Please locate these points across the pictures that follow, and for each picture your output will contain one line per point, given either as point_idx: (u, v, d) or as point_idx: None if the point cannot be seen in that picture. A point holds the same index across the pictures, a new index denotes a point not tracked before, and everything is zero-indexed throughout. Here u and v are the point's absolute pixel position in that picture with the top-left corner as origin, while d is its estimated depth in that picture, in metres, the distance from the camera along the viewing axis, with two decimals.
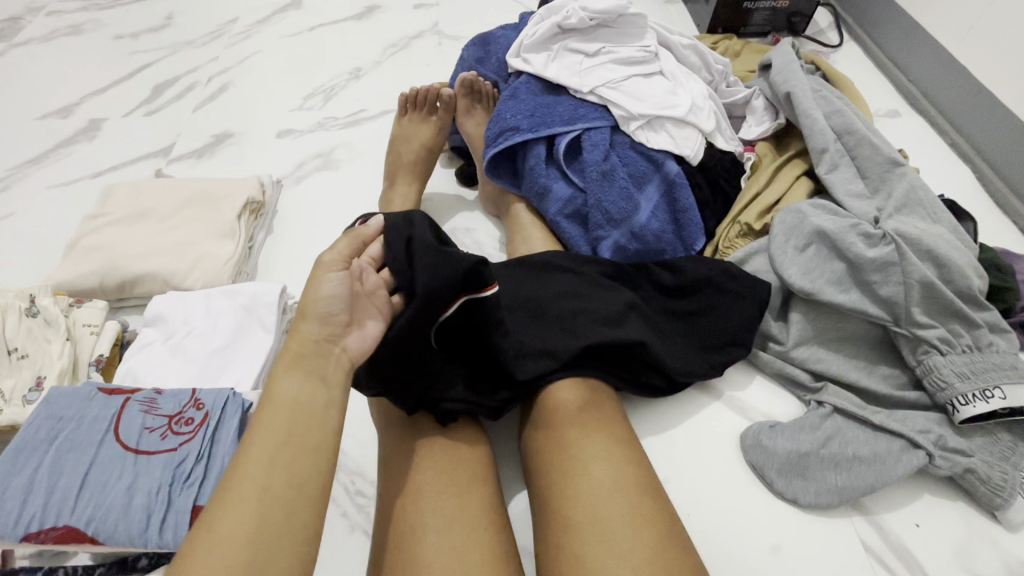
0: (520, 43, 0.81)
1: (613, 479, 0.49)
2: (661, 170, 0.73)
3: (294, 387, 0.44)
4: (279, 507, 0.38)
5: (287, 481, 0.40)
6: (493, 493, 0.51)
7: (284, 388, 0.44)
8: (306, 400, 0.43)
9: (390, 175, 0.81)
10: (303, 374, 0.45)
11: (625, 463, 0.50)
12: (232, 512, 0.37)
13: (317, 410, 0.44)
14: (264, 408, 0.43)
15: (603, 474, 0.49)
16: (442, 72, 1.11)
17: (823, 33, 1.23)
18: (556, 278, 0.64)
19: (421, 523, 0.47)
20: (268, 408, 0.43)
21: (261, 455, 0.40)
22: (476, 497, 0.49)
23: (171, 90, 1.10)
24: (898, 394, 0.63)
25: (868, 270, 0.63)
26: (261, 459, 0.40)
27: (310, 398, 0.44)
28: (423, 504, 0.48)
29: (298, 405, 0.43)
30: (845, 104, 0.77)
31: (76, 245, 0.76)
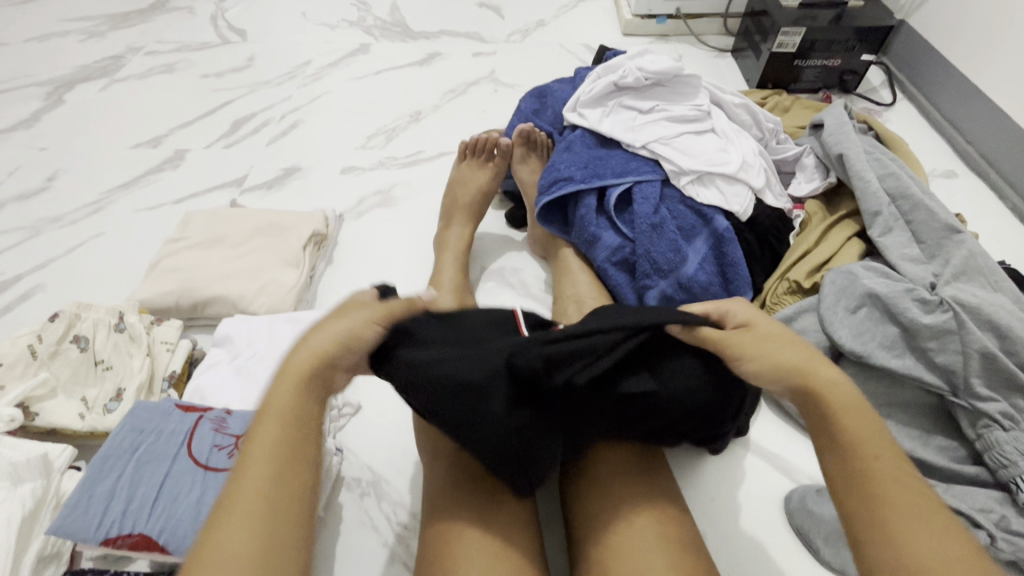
0: (577, 99, 0.86)
1: (875, 444, 0.43)
2: (710, 224, 0.75)
3: (285, 395, 0.44)
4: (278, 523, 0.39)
5: (274, 498, 0.39)
6: (533, 537, 0.52)
7: (275, 397, 0.44)
8: (296, 410, 0.43)
9: (446, 216, 0.86)
10: (290, 390, 0.44)
11: (667, 522, 0.50)
12: (228, 521, 0.38)
13: (306, 421, 0.44)
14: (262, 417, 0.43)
15: (865, 433, 0.43)
16: (497, 118, 1.18)
17: (875, 91, 1.24)
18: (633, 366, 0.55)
19: (463, 559, 0.48)
20: (262, 421, 0.43)
21: (255, 470, 0.40)
22: (518, 541, 0.50)
23: (247, 126, 1.19)
24: (955, 468, 0.60)
25: (924, 336, 0.62)
26: (259, 463, 0.40)
27: (297, 409, 0.43)
28: (467, 538, 0.49)
29: (286, 415, 0.43)
30: (900, 166, 0.77)
31: (158, 266, 0.83)
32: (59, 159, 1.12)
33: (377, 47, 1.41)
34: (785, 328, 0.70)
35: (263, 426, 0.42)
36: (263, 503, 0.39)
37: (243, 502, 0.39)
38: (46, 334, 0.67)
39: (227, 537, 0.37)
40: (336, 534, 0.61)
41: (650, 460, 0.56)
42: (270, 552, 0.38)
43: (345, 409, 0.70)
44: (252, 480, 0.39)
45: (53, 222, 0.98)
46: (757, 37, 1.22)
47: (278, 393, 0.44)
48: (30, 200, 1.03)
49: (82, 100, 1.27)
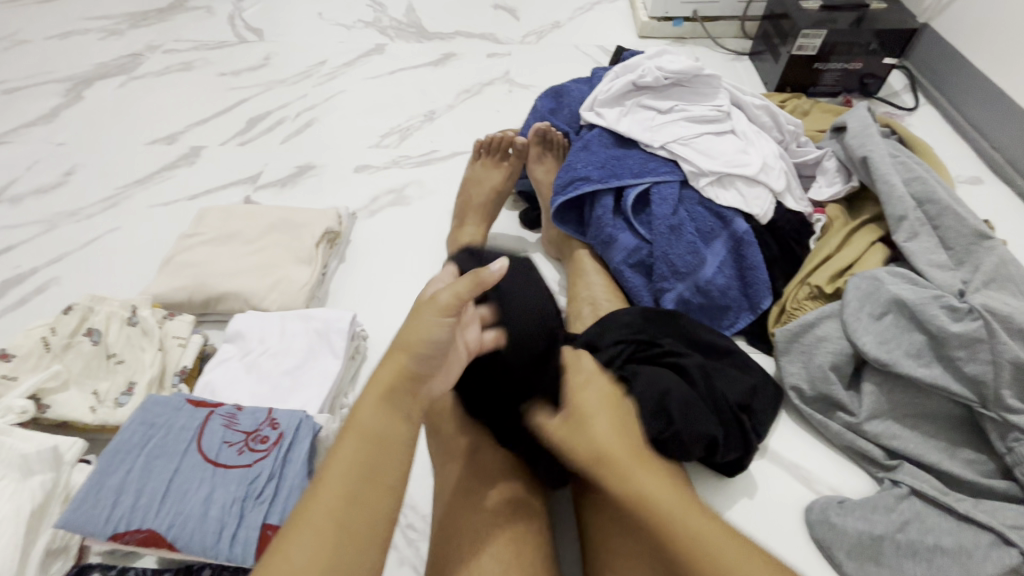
0: (594, 98, 0.85)
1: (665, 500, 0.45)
2: (729, 227, 0.73)
3: (374, 417, 0.43)
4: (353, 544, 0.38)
5: (357, 520, 0.39)
6: (545, 542, 0.51)
7: (363, 417, 0.43)
8: (382, 427, 0.43)
9: (460, 215, 0.85)
10: (387, 408, 0.43)
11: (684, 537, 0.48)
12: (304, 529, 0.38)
13: (393, 442, 0.43)
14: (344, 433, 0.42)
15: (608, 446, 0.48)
16: (512, 118, 1.17)
17: (897, 95, 1.21)
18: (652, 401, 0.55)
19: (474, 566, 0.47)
20: (346, 436, 0.42)
21: (335, 481, 0.40)
22: (529, 545, 0.49)
23: (262, 124, 1.20)
24: (985, 482, 0.58)
25: (952, 345, 0.60)
26: (341, 473, 0.40)
27: (389, 427, 0.43)
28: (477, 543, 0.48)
29: (368, 429, 0.42)
30: (926, 169, 0.75)
31: (171, 261, 0.83)
32: (77, 154, 1.13)
33: (392, 47, 1.41)
34: (806, 334, 0.68)
35: (342, 441, 0.42)
36: (341, 520, 0.38)
37: (324, 513, 0.38)
38: (60, 326, 0.67)
39: (296, 549, 0.37)
40: None
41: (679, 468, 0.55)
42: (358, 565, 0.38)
43: None
44: (339, 494, 0.39)
45: (69, 217, 0.98)
46: (776, 40, 1.20)
47: (365, 402, 0.44)
48: (47, 194, 1.04)
49: (101, 97, 1.28)
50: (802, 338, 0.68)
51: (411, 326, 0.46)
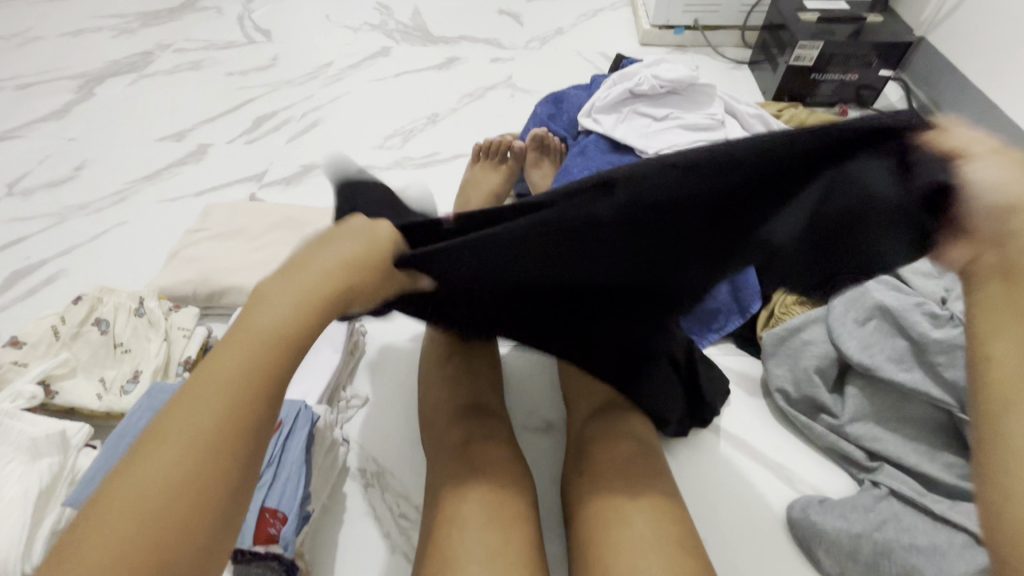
0: (592, 105, 0.87)
1: None
2: None
3: (250, 346, 0.36)
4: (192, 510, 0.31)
5: (205, 459, 0.32)
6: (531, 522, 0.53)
7: (265, 311, 0.37)
8: (279, 343, 0.37)
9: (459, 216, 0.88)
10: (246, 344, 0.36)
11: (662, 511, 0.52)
12: (195, 414, 0.33)
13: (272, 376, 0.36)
14: (206, 372, 0.35)
15: None
16: (513, 122, 1.19)
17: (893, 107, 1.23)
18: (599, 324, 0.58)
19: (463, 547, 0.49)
20: (204, 379, 0.35)
21: (206, 408, 0.33)
22: (518, 522, 0.52)
23: (269, 123, 1.22)
24: (962, 485, 0.60)
25: (934, 351, 0.62)
26: (196, 409, 0.33)
27: (270, 357, 0.36)
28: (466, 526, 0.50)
29: (271, 333, 0.36)
30: None
31: (177, 255, 0.86)
32: (87, 149, 1.15)
33: (398, 50, 1.44)
34: (792, 337, 0.71)
35: (215, 361, 0.35)
36: (222, 431, 0.33)
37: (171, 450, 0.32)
38: (69, 315, 0.69)
39: (158, 460, 0.32)
40: (339, 524, 0.62)
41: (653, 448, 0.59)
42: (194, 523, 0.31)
43: (354, 401, 0.72)
44: (212, 418, 0.33)
45: (79, 210, 1.01)
46: (774, 50, 1.23)
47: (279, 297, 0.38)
48: (58, 187, 1.06)
49: (112, 94, 1.31)
50: (789, 342, 0.71)
51: (342, 234, 0.43)
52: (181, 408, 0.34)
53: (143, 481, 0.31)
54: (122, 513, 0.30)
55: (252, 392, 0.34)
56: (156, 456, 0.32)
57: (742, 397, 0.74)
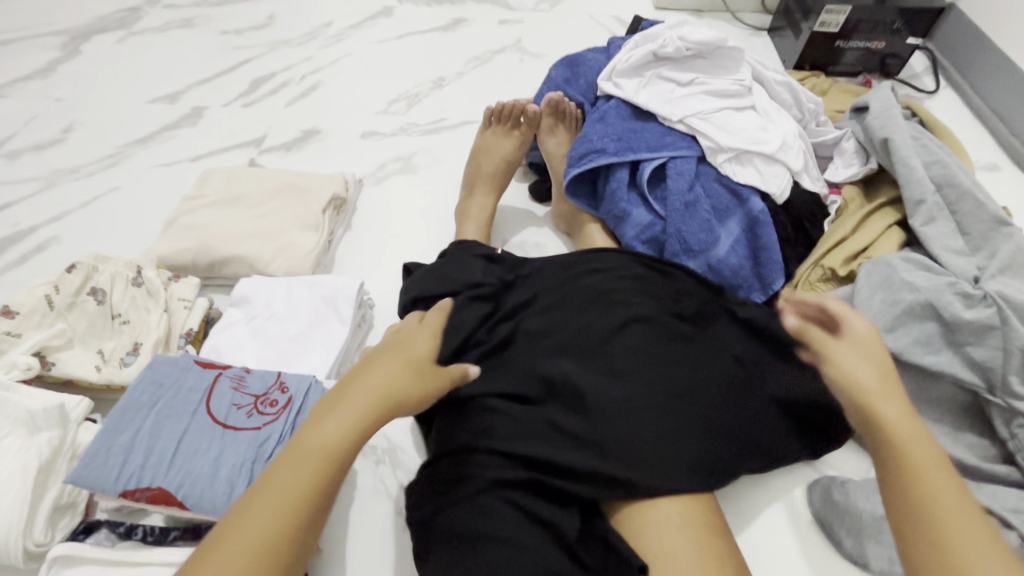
0: (612, 68, 0.83)
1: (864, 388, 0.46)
2: (745, 205, 0.73)
3: (338, 434, 0.44)
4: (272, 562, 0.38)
5: (296, 517, 0.40)
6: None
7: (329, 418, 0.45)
8: (336, 451, 0.43)
9: (469, 185, 0.84)
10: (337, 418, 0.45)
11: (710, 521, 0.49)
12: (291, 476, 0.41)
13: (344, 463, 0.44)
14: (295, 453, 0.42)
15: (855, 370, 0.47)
16: (523, 88, 1.14)
17: (918, 77, 1.18)
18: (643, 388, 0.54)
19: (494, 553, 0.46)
20: (295, 455, 0.42)
21: (293, 482, 0.41)
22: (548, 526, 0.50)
23: (267, 85, 1.16)
24: (987, 467, 0.59)
25: (964, 333, 0.60)
26: (285, 480, 0.41)
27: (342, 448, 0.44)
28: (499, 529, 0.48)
29: (354, 419, 0.45)
30: (948, 154, 0.73)
31: (175, 223, 0.82)
32: (76, 110, 1.10)
33: (400, 11, 1.36)
34: None
35: (321, 432, 0.44)
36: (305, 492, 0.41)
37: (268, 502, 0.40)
38: (64, 284, 0.65)
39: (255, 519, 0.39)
40: (350, 500, 0.61)
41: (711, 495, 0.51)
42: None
43: None
44: (301, 493, 0.41)
45: (69, 174, 0.96)
46: (798, 15, 1.16)
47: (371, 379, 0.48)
48: (47, 150, 1.01)
49: (99, 52, 1.24)
50: None
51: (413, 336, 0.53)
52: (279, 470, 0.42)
53: (238, 534, 0.38)
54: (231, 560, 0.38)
55: (313, 478, 0.42)
56: (250, 518, 0.39)
57: None
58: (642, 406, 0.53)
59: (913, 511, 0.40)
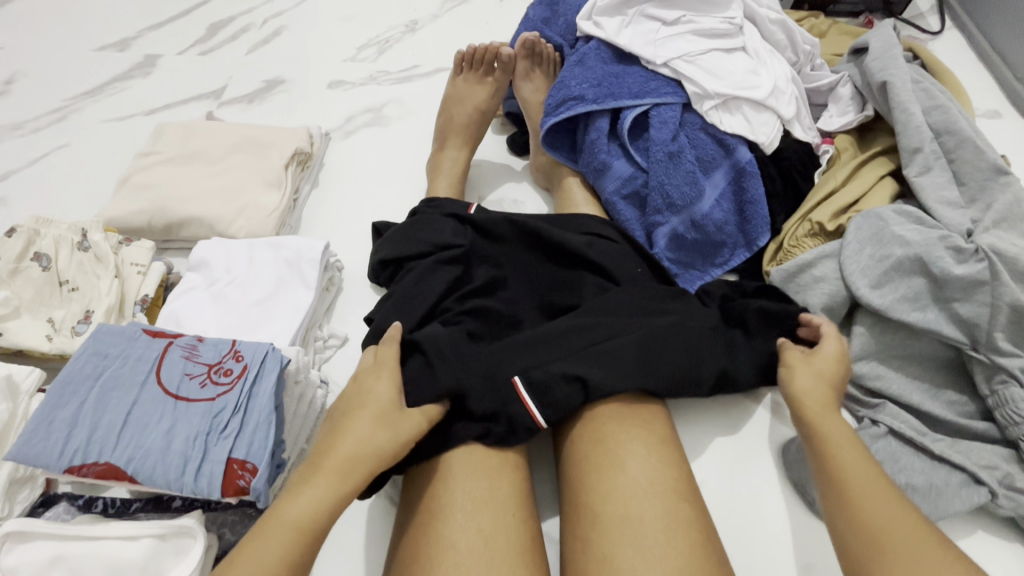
0: (593, 6, 0.76)
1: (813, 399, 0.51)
2: (732, 156, 0.68)
3: (306, 507, 0.41)
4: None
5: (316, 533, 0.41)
6: (523, 491, 0.49)
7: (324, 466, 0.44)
8: (319, 529, 0.41)
9: (440, 138, 0.79)
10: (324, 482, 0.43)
11: (680, 488, 0.47)
12: (273, 539, 0.39)
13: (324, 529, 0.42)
14: (275, 525, 0.40)
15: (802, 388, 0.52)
16: (502, 31, 1.06)
17: (922, 17, 1.11)
18: (591, 333, 0.55)
19: (452, 535, 0.44)
20: (271, 526, 0.40)
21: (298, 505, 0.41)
22: (511, 500, 0.47)
23: (225, 31, 1.07)
24: (964, 423, 0.58)
25: (953, 289, 0.58)
26: (279, 548, 0.39)
27: (323, 526, 0.41)
28: (452, 516, 0.45)
29: (337, 494, 0.42)
30: (949, 98, 0.69)
31: (128, 181, 0.77)
32: (17, 59, 1.01)
33: None
34: (802, 274, 0.65)
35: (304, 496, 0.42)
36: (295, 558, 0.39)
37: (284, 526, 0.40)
38: (5, 250, 0.62)
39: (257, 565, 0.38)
40: None
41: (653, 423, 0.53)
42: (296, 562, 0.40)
43: (331, 340, 0.67)
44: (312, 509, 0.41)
45: (12, 130, 0.90)
46: None
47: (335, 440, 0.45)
48: None
49: None
50: (798, 278, 0.65)
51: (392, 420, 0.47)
52: (277, 527, 0.40)
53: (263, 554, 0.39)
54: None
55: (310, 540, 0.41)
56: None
57: None
58: (588, 349, 0.53)
59: (837, 487, 0.45)
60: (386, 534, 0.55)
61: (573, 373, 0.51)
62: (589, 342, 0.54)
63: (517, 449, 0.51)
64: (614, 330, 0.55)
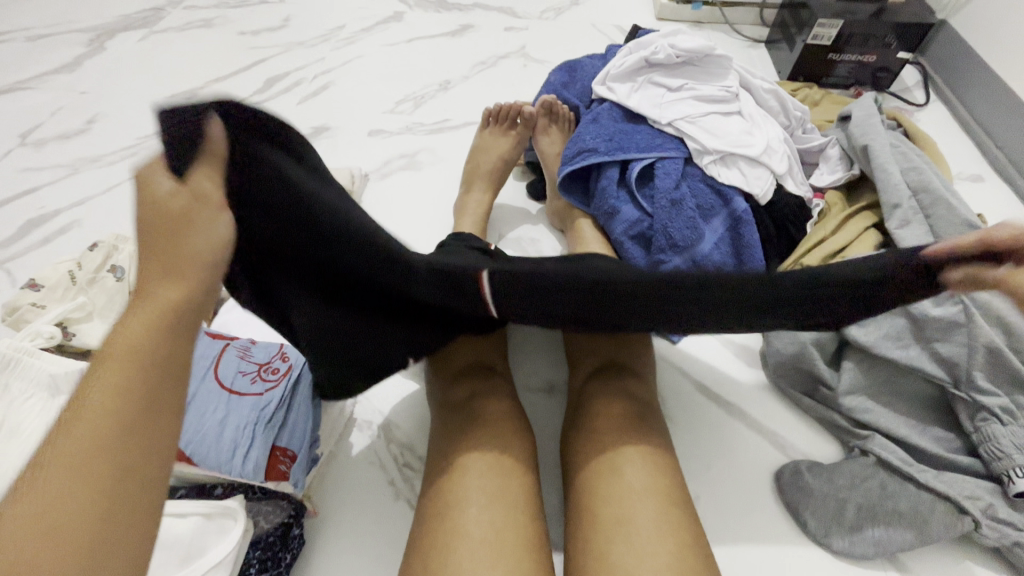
0: (607, 73, 0.87)
1: None
2: (729, 206, 0.76)
3: (142, 339, 0.35)
4: (135, 430, 0.33)
5: (145, 379, 0.34)
6: (531, 493, 0.53)
7: (137, 313, 0.36)
8: (155, 354, 0.35)
9: (468, 181, 0.89)
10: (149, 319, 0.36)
11: (671, 496, 0.51)
12: (101, 386, 0.33)
13: (161, 369, 0.35)
14: (104, 363, 0.34)
15: None
16: (526, 93, 1.18)
17: (909, 91, 1.22)
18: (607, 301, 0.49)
19: (467, 524, 0.48)
20: (104, 368, 0.34)
21: (137, 341, 0.35)
22: (519, 499, 0.52)
23: (280, 84, 1.21)
24: (950, 457, 0.62)
25: (932, 330, 0.64)
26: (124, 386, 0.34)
27: (162, 351, 0.36)
28: (467, 507, 0.50)
29: (154, 317, 0.36)
30: (925, 163, 0.77)
31: None
32: (98, 103, 1.15)
33: (410, 15, 1.39)
34: None
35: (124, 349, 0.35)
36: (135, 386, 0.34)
37: (108, 382, 0.33)
38: (86, 262, 0.71)
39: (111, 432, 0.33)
40: (347, 470, 0.64)
41: (652, 435, 0.57)
42: (139, 412, 0.33)
43: None
44: (143, 345, 0.35)
45: (92, 162, 1.02)
46: (793, 28, 1.20)
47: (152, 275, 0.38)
48: (71, 139, 1.07)
49: (122, 49, 1.29)
50: None
51: (187, 227, 0.40)
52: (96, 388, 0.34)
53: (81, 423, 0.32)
54: (52, 502, 0.29)
55: (143, 385, 0.34)
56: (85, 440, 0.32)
57: (741, 366, 0.75)
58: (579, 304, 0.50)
59: None
60: (404, 533, 0.59)
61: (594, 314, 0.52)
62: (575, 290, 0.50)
63: (526, 458, 0.56)
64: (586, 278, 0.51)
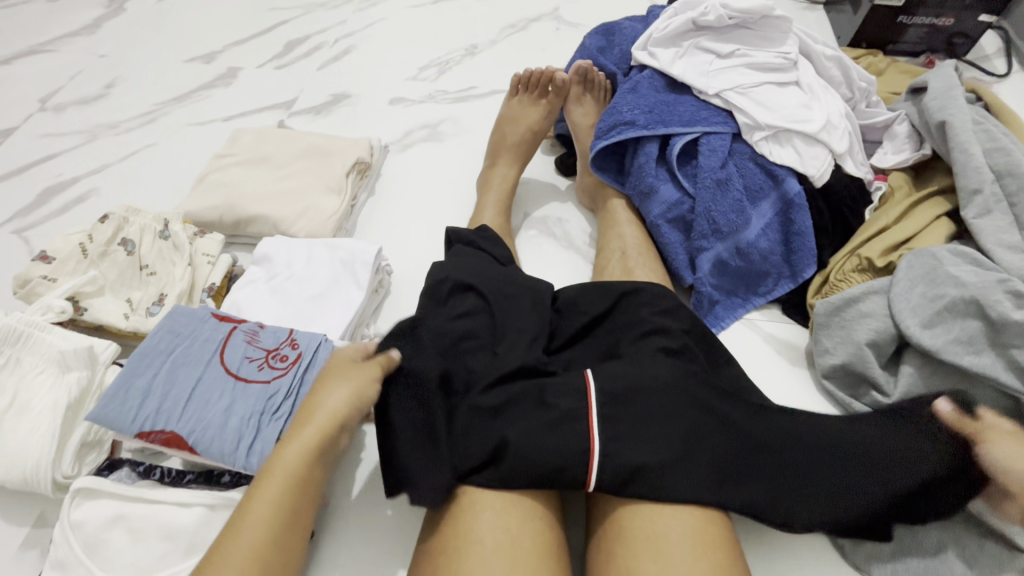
0: (649, 36, 0.79)
1: None
2: (780, 188, 0.69)
3: (297, 456, 0.45)
4: (273, 553, 0.41)
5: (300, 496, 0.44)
6: (549, 500, 0.50)
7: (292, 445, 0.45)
8: (303, 473, 0.45)
9: (493, 155, 0.83)
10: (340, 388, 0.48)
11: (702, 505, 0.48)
12: (266, 490, 0.43)
13: (309, 484, 0.45)
14: (267, 473, 0.44)
15: None
16: (557, 59, 1.10)
17: (987, 60, 1.09)
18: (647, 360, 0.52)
19: (478, 528, 0.45)
20: (266, 477, 0.44)
21: (294, 453, 0.45)
22: (538, 508, 0.48)
23: (300, 48, 1.16)
24: None
25: (1011, 334, 0.54)
26: (299, 467, 0.45)
27: (306, 468, 0.45)
28: (482, 513, 0.46)
29: (311, 441, 0.45)
30: (1014, 141, 0.66)
31: (204, 180, 0.83)
32: (118, 67, 1.12)
33: None
34: (847, 309, 0.64)
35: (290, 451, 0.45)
36: (283, 510, 0.43)
37: (276, 483, 0.43)
38: (97, 234, 0.68)
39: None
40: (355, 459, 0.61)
41: None
42: (288, 545, 0.42)
43: (376, 340, 0.70)
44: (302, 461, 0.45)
45: (109, 129, 0.99)
46: None
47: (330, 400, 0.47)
48: (90, 104, 1.04)
49: (142, 11, 1.26)
50: (843, 312, 0.64)
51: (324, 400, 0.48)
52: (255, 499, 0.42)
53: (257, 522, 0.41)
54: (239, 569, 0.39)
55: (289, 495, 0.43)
56: (259, 505, 0.42)
57: (784, 364, 0.69)
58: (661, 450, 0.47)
59: None
60: (403, 534, 0.55)
61: (636, 464, 0.46)
62: (623, 390, 0.49)
63: None
64: (677, 304, 0.58)
